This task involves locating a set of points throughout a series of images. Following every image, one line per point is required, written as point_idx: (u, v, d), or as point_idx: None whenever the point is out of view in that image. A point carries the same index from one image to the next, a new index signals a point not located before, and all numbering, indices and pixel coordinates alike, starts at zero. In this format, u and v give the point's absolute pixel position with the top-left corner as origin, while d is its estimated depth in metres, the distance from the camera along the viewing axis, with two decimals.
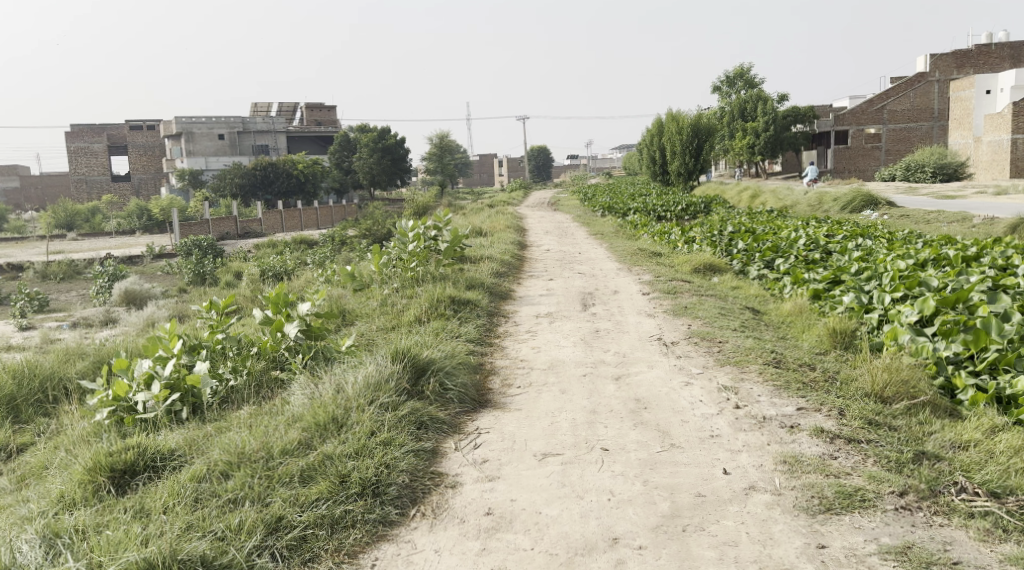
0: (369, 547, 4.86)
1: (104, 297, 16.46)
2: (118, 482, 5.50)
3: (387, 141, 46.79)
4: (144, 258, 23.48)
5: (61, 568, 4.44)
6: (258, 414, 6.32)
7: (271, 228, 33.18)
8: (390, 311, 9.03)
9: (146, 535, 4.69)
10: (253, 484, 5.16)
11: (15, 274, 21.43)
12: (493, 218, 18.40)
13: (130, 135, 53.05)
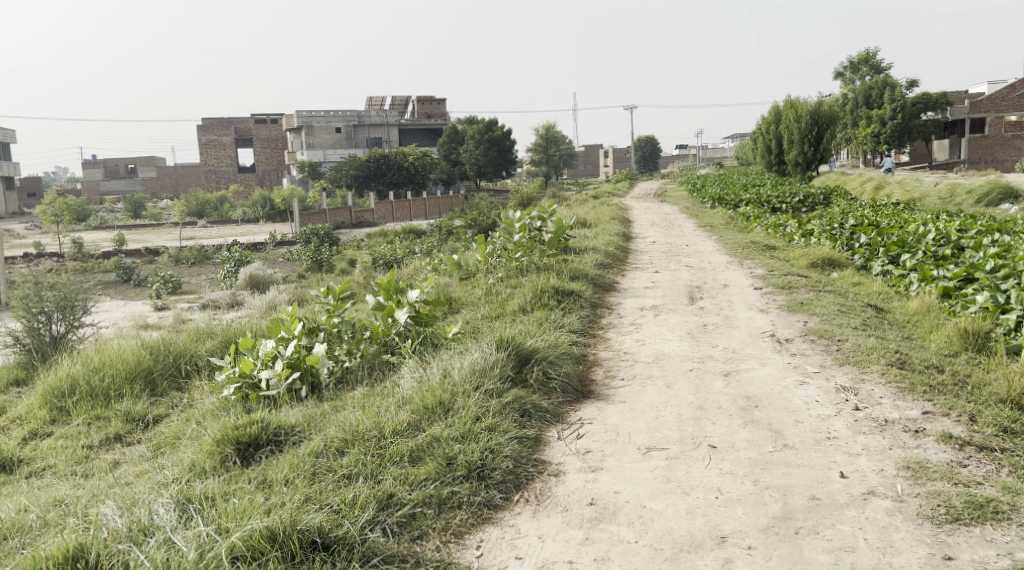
0: (474, 529, 4.90)
1: (231, 282, 17.23)
2: (243, 454, 5.75)
3: (494, 132, 46.98)
4: (267, 245, 24.44)
5: (194, 531, 4.58)
6: (370, 395, 6.50)
7: (383, 218, 33.95)
8: (495, 299, 9.11)
9: (269, 504, 4.84)
10: (366, 461, 5.29)
11: (151, 258, 22.69)
12: (600, 209, 18.30)
13: (255, 129, 55.29)
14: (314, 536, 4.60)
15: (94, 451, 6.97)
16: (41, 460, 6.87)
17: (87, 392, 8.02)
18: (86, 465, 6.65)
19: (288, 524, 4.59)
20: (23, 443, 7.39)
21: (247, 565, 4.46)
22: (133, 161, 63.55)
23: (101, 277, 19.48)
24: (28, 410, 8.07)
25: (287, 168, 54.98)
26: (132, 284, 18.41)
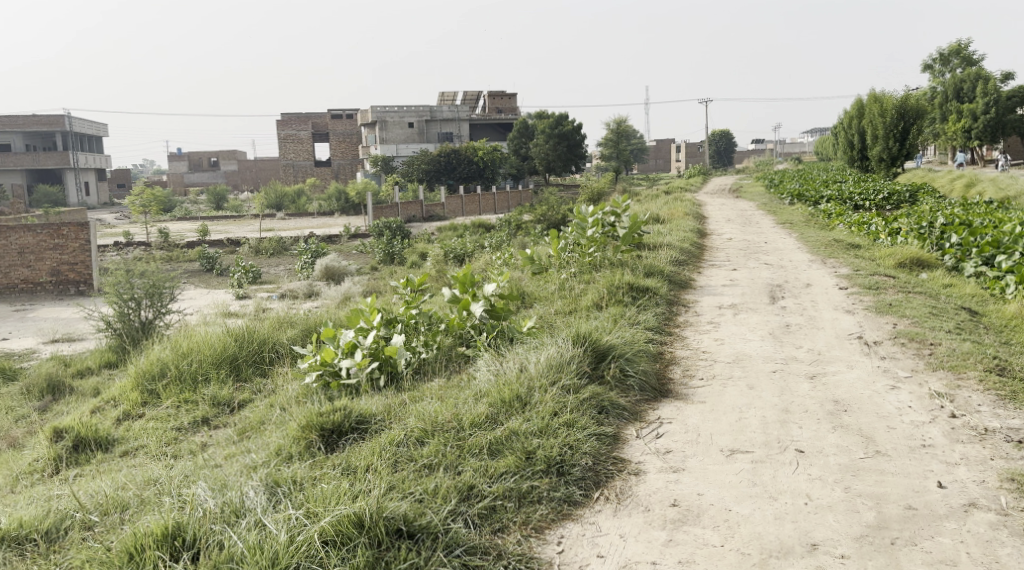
0: (555, 525, 4.91)
1: (308, 273, 17.59)
2: (327, 440, 5.88)
3: (564, 126, 46.77)
4: (341, 238, 24.85)
5: (284, 515, 4.72)
6: (448, 386, 6.57)
7: (453, 212, 34.16)
8: (568, 295, 9.09)
9: (354, 490, 4.95)
10: (446, 452, 5.35)
11: (232, 249, 23.33)
12: (673, 204, 18.11)
13: (331, 124, 56.22)
14: (399, 524, 4.67)
15: (184, 433, 7.28)
16: (133, 441, 7.20)
17: (175, 375, 8.36)
18: (176, 446, 6.93)
19: (374, 511, 4.67)
20: (118, 423, 7.75)
21: (335, 550, 4.57)
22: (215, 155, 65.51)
23: (185, 266, 20.12)
24: (122, 392, 8.45)
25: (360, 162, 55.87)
26: (214, 274, 18.95)
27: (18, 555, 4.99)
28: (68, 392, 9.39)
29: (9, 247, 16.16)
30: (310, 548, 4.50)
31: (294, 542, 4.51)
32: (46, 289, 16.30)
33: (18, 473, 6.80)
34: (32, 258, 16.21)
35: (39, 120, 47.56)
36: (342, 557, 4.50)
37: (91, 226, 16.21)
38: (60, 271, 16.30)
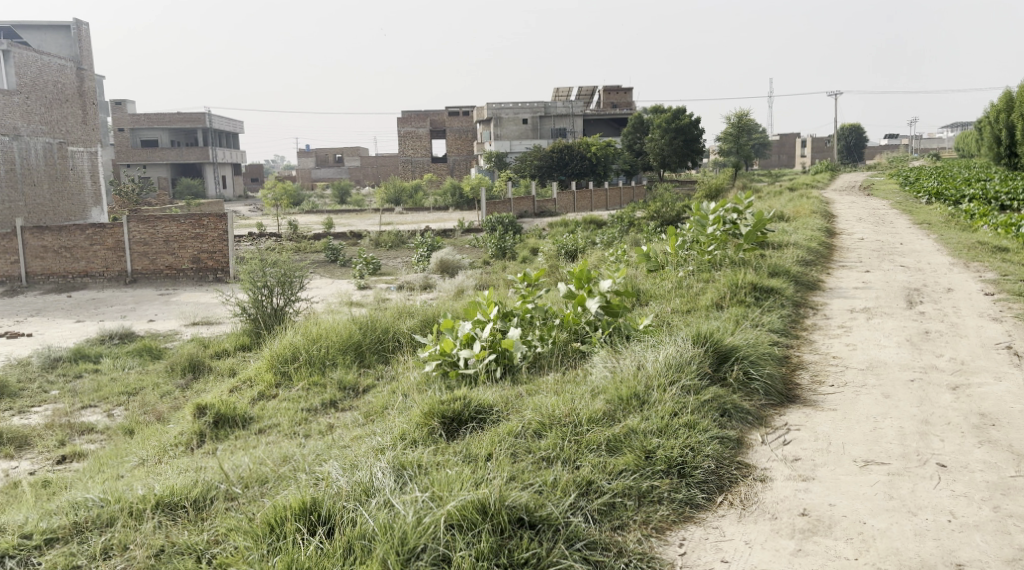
0: (676, 527, 4.84)
1: (425, 266, 17.93)
2: (448, 427, 5.99)
3: (681, 120, 45.86)
4: (456, 232, 25.20)
5: (410, 496, 4.86)
6: (564, 381, 6.57)
7: (565, 208, 34.05)
8: (686, 293, 8.93)
9: (477, 477, 5.04)
10: (565, 445, 5.35)
11: (354, 241, 24.05)
12: (798, 202, 17.53)
13: (449, 120, 57.28)
14: (521, 514, 4.72)
15: (313, 414, 7.57)
16: (267, 420, 7.56)
17: (306, 359, 8.74)
18: (306, 426, 7.23)
19: (496, 498, 4.73)
20: (254, 401, 8.15)
21: (460, 533, 4.66)
22: (341, 152, 68.34)
23: (312, 257, 20.89)
24: (256, 373, 8.88)
25: (476, 158, 56.45)
26: (338, 265, 19.57)
27: (171, 519, 5.33)
28: (206, 372, 9.93)
29: (156, 235, 17.12)
30: (437, 530, 4.61)
31: (421, 523, 4.62)
32: (188, 276, 17.25)
33: (165, 444, 7.24)
34: (176, 247, 17.17)
35: (182, 117, 50.24)
36: (468, 541, 4.58)
37: (229, 217, 16.99)
38: (200, 259, 17.21)
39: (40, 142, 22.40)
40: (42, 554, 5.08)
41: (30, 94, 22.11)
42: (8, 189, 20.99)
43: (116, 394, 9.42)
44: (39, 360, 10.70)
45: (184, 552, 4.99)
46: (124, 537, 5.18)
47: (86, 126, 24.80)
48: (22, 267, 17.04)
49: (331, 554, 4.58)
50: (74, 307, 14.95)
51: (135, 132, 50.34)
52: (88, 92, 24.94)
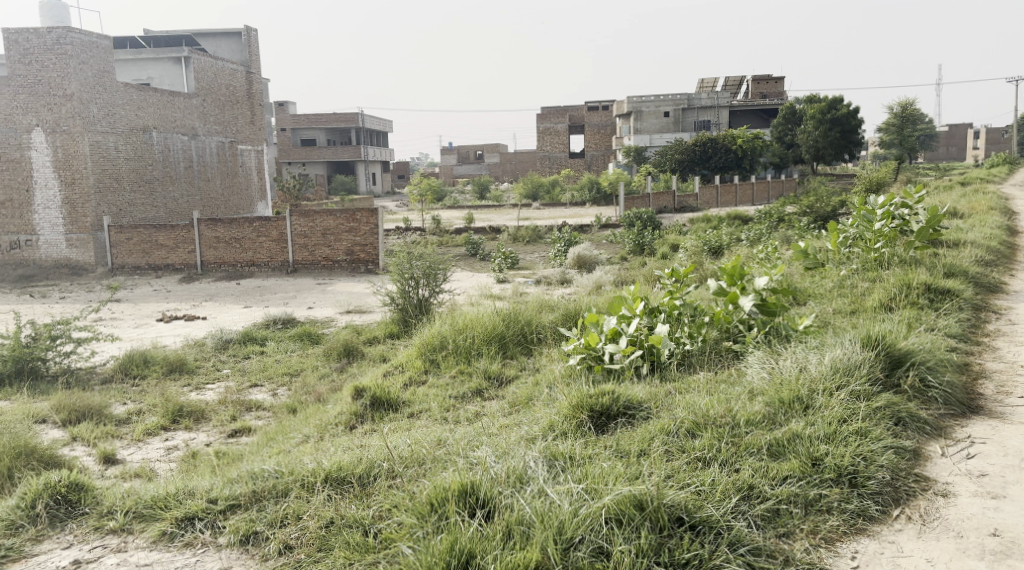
0: (847, 538, 4.65)
1: (563, 261, 17.95)
2: (597, 421, 5.98)
3: (838, 110, 43.83)
4: (594, 228, 25.13)
5: (565, 487, 4.90)
6: (716, 381, 6.42)
7: (706, 203, 33.37)
8: (849, 293, 8.53)
9: (632, 474, 5.02)
10: (723, 446, 5.23)
11: (495, 236, 24.39)
12: (971, 198, 16.38)
13: (588, 115, 56.94)
14: (680, 513, 4.68)
15: (460, 401, 7.75)
16: (417, 404, 7.79)
17: (454, 348, 8.95)
18: (454, 412, 7.41)
19: (655, 495, 4.70)
20: (405, 386, 8.43)
21: (619, 528, 4.65)
22: (481, 148, 69.67)
23: (454, 251, 21.35)
24: (407, 360, 9.18)
25: (613, 154, 55.87)
26: (479, 258, 19.94)
27: (339, 493, 5.59)
28: (360, 357, 10.34)
29: (315, 229, 17.95)
30: (594, 523, 4.63)
31: (579, 514, 4.65)
32: (343, 267, 18.01)
33: (325, 423, 7.59)
34: (332, 240, 17.96)
35: (338, 117, 52.43)
36: (627, 536, 4.56)
37: (379, 212, 17.66)
38: (354, 251, 17.95)
39: (214, 141, 23.98)
40: (226, 519, 5.52)
41: (207, 96, 23.65)
42: (186, 185, 22.62)
43: (279, 374, 9.96)
44: (213, 342, 11.46)
45: (351, 525, 5.22)
46: (298, 508, 5.47)
47: (254, 126, 26.28)
48: (197, 256, 18.27)
49: (491, 538, 4.65)
50: (241, 294, 15.91)
51: (296, 132, 52.99)
52: (257, 94, 26.43)
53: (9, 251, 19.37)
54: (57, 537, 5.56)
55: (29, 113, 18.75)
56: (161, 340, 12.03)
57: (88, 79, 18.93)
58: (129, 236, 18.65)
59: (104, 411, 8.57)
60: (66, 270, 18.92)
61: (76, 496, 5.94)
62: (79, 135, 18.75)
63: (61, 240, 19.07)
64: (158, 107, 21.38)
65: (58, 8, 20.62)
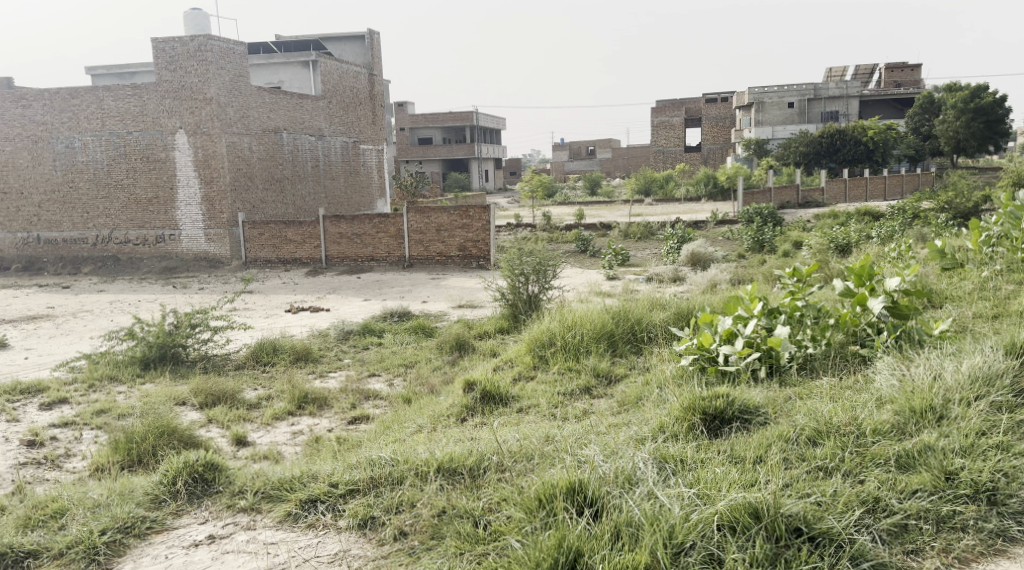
0: (984, 559, 4.56)
1: (676, 258, 17.76)
2: (710, 425, 6.01)
3: (982, 99, 41.58)
4: (709, 224, 24.72)
5: (676, 491, 5.00)
6: (841, 387, 6.32)
7: (834, 199, 32.08)
8: (990, 297, 8.18)
9: (747, 480, 5.06)
10: (847, 457, 5.20)
11: (605, 232, 24.38)
12: None
13: (705, 108, 55.70)
14: (798, 524, 4.68)
15: (568, 398, 7.90)
16: (527, 400, 7.98)
17: (562, 345, 9.10)
18: (563, 409, 7.56)
19: (772, 504, 4.74)
20: (515, 380, 8.65)
21: (732, 535, 4.72)
22: (593, 144, 69.50)
23: (565, 247, 21.48)
24: (517, 355, 9.38)
25: (732, 147, 54.46)
26: (590, 255, 20.01)
27: (450, 484, 5.83)
28: (471, 350, 10.62)
29: (430, 225, 18.41)
30: (706, 529, 4.72)
31: (689, 520, 4.74)
32: (455, 262, 18.41)
33: (438, 414, 7.87)
34: (446, 235, 18.38)
35: (453, 116, 53.41)
36: (741, 545, 4.62)
37: (491, 209, 17.92)
38: (466, 247, 18.31)
39: (338, 141, 24.94)
40: (345, 503, 5.85)
41: (332, 98, 24.59)
42: (312, 183, 23.65)
43: (396, 365, 10.36)
44: (335, 333, 12.00)
45: (463, 515, 5.44)
46: (411, 496, 5.74)
47: (376, 126, 27.16)
48: (322, 251, 19.09)
49: (599, 537, 4.78)
50: (361, 287, 16.54)
51: (414, 131, 54.31)
52: (379, 95, 27.28)
53: (154, 244, 20.68)
54: (194, 512, 6.01)
55: (174, 116, 19.99)
56: (288, 330, 12.66)
57: (225, 83, 20.00)
58: (260, 231, 19.67)
59: (236, 396, 9.13)
60: (205, 262, 20.24)
61: (212, 475, 6.40)
62: (217, 136, 19.88)
63: (201, 235, 20.31)
64: (288, 109, 22.41)
65: (199, 17, 21.83)
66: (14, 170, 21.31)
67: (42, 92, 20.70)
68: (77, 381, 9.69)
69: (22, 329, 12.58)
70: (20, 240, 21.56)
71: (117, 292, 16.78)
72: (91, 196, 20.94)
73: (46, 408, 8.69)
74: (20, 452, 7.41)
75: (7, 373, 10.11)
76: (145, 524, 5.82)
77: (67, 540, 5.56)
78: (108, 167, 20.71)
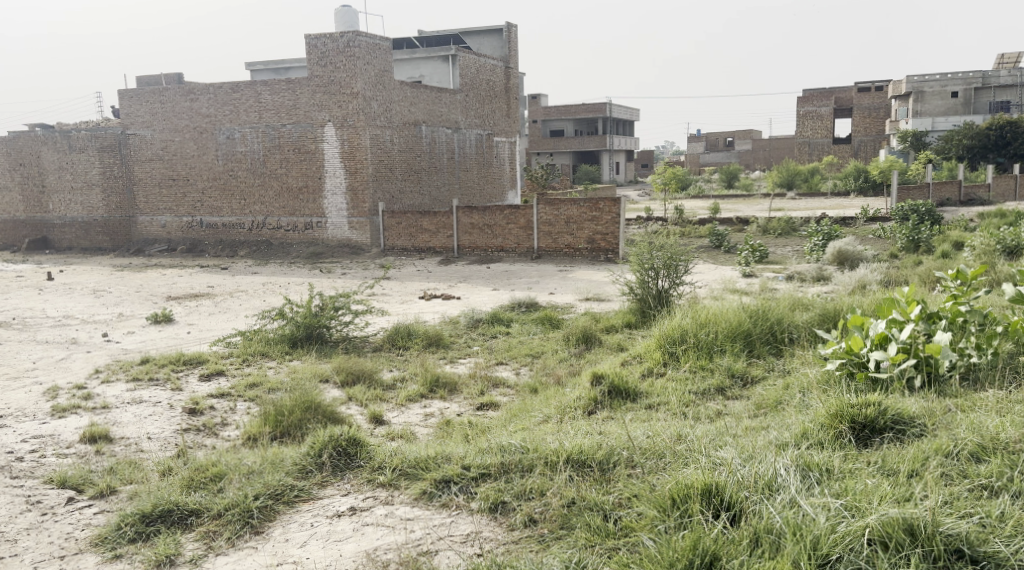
0: None
1: (820, 257, 17.09)
2: (858, 434, 5.81)
3: None
4: (857, 221, 23.64)
5: (821, 501, 4.87)
6: (1008, 401, 5.96)
7: (1001, 196, 30.19)
8: None
9: (902, 495, 4.87)
10: (1016, 477, 4.92)
11: (742, 228, 23.76)
12: None
13: (857, 98, 53.44)
14: (960, 545, 4.47)
15: (700, 398, 7.78)
16: (656, 396, 7.92)
17: (694, 342, 8.96)
18: (694, 408, 7.46)
19: (930, 522, 4.54)
20: (643, 376, 8.60)
21: (883, 552, 4.54)
22: (732, 135, 67.76)
23: (698, 242, 21.08)
24: (646, 350, 9.29)
25: (886, 139, 52.12)
26: (725, 251, 19.58)
27: (580, 475, 5.88)
28: (598, 344, 10.63)
29: (559, 217, 18.44)
30: (855, 543, 4.54)
31: (837, 531, 4.59)
32: (583, 255, 18.33)
33: (565, 405, 7.92)
34: (575, 228, 18.35)
35: (586, 107, 53.35)
36: (893, 562, 4.44)
37: (622, 201, 17.72)
38: (595, 240, 18.19)
39: (473, 133, 25.41)
40: (477, 486, 5.99)
41: (469, 92, 25.04)
42: (447, 174, 24.23)
43: (522, 355, 10.49)
44: (465, 321, 12.26)
45: (593, 508, 5.47)
46: (541, 484, 5.81)
47: (510, 118, 27.46)
48: (455, 241, 19.51)
49: (737, 542, 4.73)
50: (490, 277, 16.79)
51: (546, 124, 54.91)
52: (514, 88, 27.59)
53: (302, 231, 21.67)
54: (338, 484, 6.31)
55: (323, 110, 20.88)
56: (421, 317, 13.03)
57: (371, 78, 20.70)
58: (399, 220, 20.29)
59: (374, 376, 9.48)
60: (347, 249, 21.05)
61: (354, 450, 6.68)
62: (362, 129, 20.61)
63: (345, 223, 21.15)
64: (428, 103, 23.00)
65: (349, 13, 22.68)
66: (181, 159, 22.79)
67: (208, 86, 22.06)
68: (233, 355, 10.32)
69: (184, 305, 13.52)
70: (184, 223, 23.06)
71: (268, 274, 17.70)
72: (248, 184, 22.18)
73: (205, 378, 9.30)
74: (183, 419, 7.96)
75: (172, 345, 10.87)
76: (293, 492, 6.14)
77: (225, 502, 5.94)
78: (263, 158, 21.87)
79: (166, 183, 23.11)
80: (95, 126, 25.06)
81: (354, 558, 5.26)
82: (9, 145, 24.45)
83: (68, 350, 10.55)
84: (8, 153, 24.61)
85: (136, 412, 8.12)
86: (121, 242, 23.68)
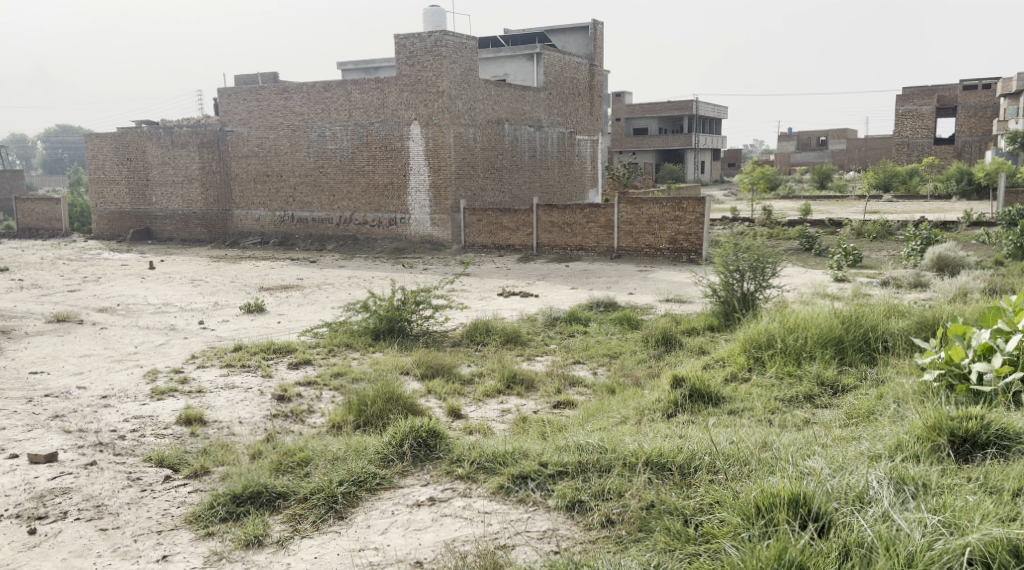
0: None
1: (917, 262, 16.47)
2: (958, 448, 5.59)
3: None
4: (959, 225, 22.66)
5: (917, 517, 4.70)
6: None
7: None
8: None
9: (1006, 515, 4.67)
10: None
11: (834, 231, 23.07)
12: None
13: (962, 97, 51.43)
14: None
15: (787, 405, 7.60)
16: (740, 402, 7.76)
17: (781, 347, 8.75)
18: (780, 416, 7.28)
19: None
20: (726, 382, 8.44)
21: None
22: (825, 134, 65.84)
23: (787, 244, 20.57)
24: (729, 354, 9.12)
25: (993, 139, 49.85)
26: (815, 254, 19.07)
27: (659, 478, 5.81)
28: (678, 346, 10.49)
29: (640, 216, 18.23)
30: (954, 561, 4.38)
31: (933, 549, 4.43)
32: (665, 255, 18.07)
33: (643, 407, 7.83)
34: (656, 227, 18.09)
35: (672, 105, 52.65)
36: None
37: (706, 201, 17.35)
38: (676, 240, 17.89)
39: (555, 132, 25.38)
40: (554, 484, 5.97)
41: (553, 89, 25.04)
42: (528, 173, 24.30)
43: (600, 354, 10.42)
44: (543, 319, 12.26)
45: (673, 512, 5.39)
46: (619, 485, 5.76)
47: (593, 116, 27.30)
48: (534, 238, 19.52)
49: (825, 554, 4.57)
50: (569, 276, 16.75)
51: (631, 122, 54.65)
52: (598, 85, 27.43)
53: (387, 226, 22.01)
54: (418, 474, 6.38)
55: (410, 108, 21.17)
56: (500, 313, 13.09)
57: (457, 76, 20.87)
58: (480, 217, 20.42)
59: (453, 370, 9.56)
60: (429, 245, 21.30)
61: (433, 442, 6.74)
62: (446, 127, 20.80)
63: (427, 219, 21.41)
64: (511, 101, 23.09)
65: (437, 14, 22.92)
66: (275, 155, 23.42)
67: (301, 85, 22.59)
68: (319, 346, 10.55)
69: (275, 296, 13.90)
70: (277, 217, 23.69)
71: (353, 268, 18.03)
72: (336, 180, 22.62)
73: (293, 367, 9.55)
74: (272, 405, 8.18)
75: (262, 334, 11.18)
76: (376, 480, 6.24)
77: (311, 487, 6.08)
78: (352, 155, 22.29)
79: (261, 179, 23.78)
80: (197, 123, 25.98)
81: (434, 548, 5.32)
82: (117, 140, 25.49)
83: (167, 336, 10.97)
84: (116, 148, 25.59)
85: (229, 397, 8.38)
86: (218, 234, 24.51)
